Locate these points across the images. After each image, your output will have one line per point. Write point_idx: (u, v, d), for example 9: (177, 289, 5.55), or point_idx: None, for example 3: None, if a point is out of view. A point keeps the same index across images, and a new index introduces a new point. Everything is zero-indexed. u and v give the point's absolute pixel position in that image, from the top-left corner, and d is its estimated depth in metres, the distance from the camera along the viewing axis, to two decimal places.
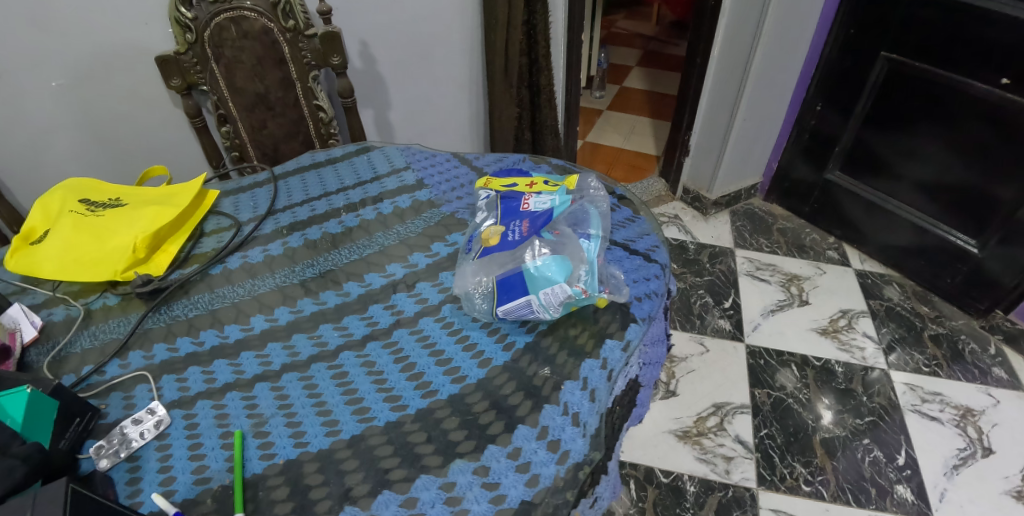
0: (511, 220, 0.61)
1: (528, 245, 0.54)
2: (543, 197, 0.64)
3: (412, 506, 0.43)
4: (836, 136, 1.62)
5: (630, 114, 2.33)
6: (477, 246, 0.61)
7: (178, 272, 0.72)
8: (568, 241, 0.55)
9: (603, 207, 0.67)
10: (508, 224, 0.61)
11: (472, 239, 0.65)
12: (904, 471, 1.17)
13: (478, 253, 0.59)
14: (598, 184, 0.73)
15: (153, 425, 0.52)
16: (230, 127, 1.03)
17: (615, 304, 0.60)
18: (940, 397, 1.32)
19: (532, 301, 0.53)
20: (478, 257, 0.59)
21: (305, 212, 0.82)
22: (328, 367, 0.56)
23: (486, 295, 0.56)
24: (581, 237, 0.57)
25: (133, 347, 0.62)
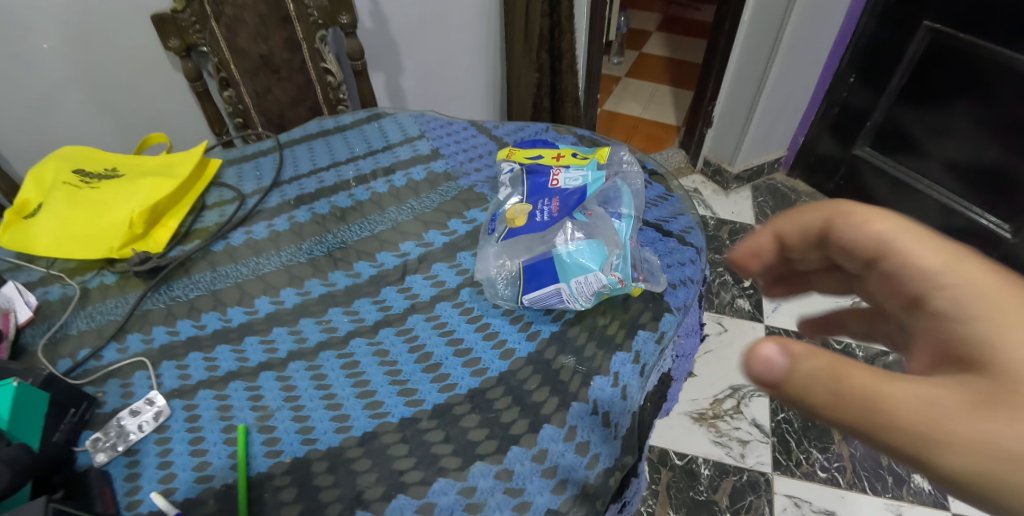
0: (539, 198, 0.56)
1: (559, 227, 0.51)
2: (573, 172, 0.59)
3: (428, 512, 0.40)
4: (866, 111, 1.48)
5: (649, 82, 2.21)
6: (500, 227, 0.57)
7: (178, 248, 0.68)
8: (600, 223, 0.51)
9: (637, 185, 0.62)
10: (536, 203, 0.56)
11: (495, 218, 0.60)
12: None
13: (503, 235, 0.55)
14: (631, 158, 0.67)
15: (152, 416, 0.51)
16: (232, 92, 0.96)
17: (648, 292, 0.56)
18: None
19: (563, 290, 0.48)
20: (501, 238, 0.56)
21: (312, 184, 0.77)
22: (338, 355, 0.53)
23: (510, 280, 0.54)
24: (612, 217, 0.52)
25: (131, 329, 0.60)
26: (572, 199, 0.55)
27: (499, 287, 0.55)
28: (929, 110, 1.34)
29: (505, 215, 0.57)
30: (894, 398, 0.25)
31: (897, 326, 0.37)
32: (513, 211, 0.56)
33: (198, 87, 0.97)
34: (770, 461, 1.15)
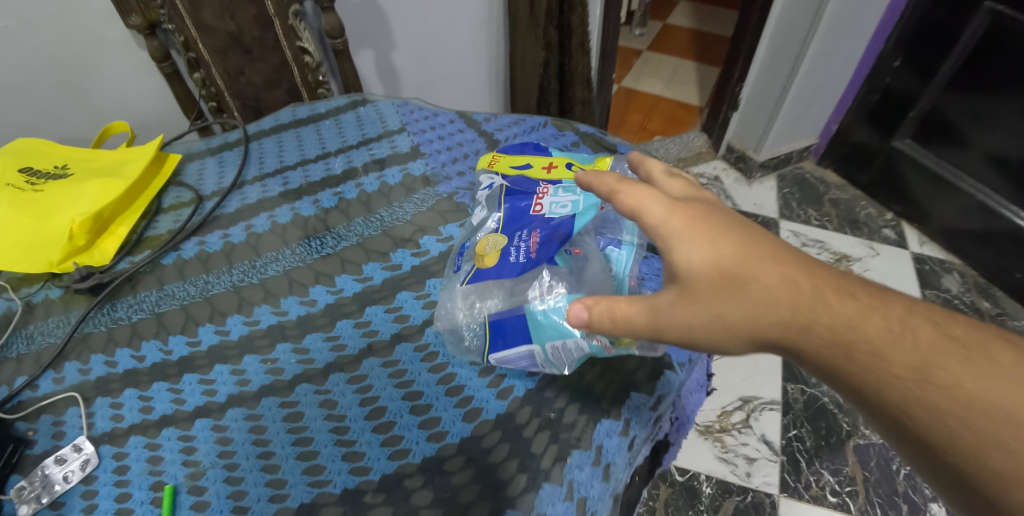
0: (517, 229, 0.48)
1: (535, 274, 0.44)
2: (562, 196, 0.50)
3: None
4: (911, 99, 1.31)
5: (673, 56, 2.03)
6: (469, 262, 0.49)
7: (127, 260, 0.61)
8: (589, 263, 0.45)
9: None
10: (513, 235, 0.47)
11: (462, 253, 0.51)
12: None
13: (470, 276, 0.46)
14: None
15: (79, 466, 0.46)
16: (202, 73, 0.88)
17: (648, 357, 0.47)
18: None
19: (536, 354, 0.42)
20: (468, 281, 0.46)
21: (276, 186, 0.69)
22: (281, 404, 0.46)
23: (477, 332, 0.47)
24: (608, 244, 0.47)
25: (70, 356, 0.54)
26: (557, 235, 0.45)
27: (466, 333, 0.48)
28: (978, 97, 1.18)
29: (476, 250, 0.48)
30: (638, 312, 0.36)
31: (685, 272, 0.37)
32: (484, 246, 0.48)
33: (166, 69, 0.88)
34: (778, 482, 1.08)
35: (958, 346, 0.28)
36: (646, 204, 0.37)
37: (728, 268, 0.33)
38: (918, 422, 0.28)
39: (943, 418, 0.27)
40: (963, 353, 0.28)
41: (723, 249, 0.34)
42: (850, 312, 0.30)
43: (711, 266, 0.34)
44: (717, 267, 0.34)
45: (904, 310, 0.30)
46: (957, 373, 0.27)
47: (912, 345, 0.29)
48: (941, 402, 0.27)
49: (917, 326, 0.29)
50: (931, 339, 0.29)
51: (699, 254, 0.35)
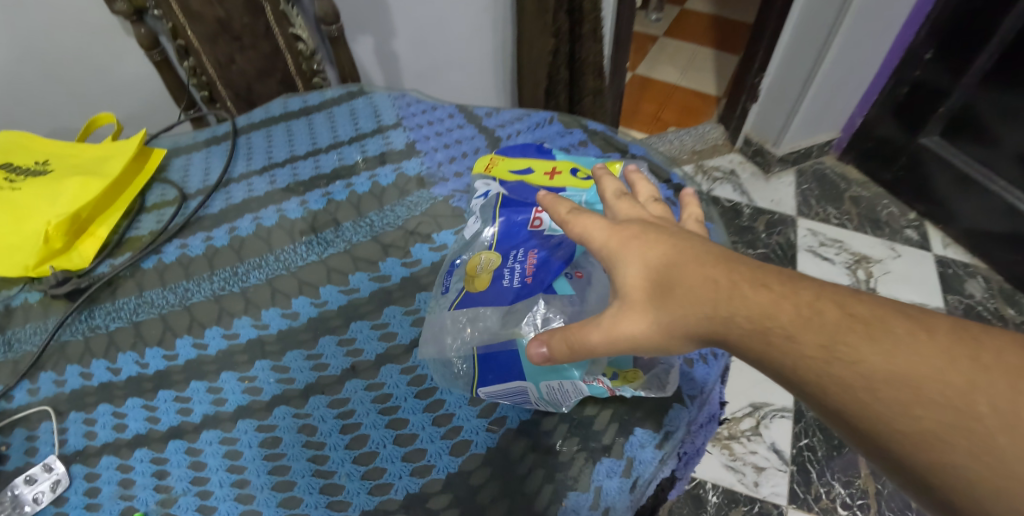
0: (512, 247, 0.45)
1: (529, 304, 0.41)
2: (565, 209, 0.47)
3: None
4: (942, 94, 1.23)
5: (690, 43, 1.94)
6: (456, 282, 0.46)
7: (107, 263, 0.59)
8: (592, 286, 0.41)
9: None
10: (507, 253, 0.45)
11: (451, 272, 0.48)
12: None
13: (457, 301, 0.44)
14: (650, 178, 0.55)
15: (50, 486, 0.43)
16: (194, 61, 0.83)
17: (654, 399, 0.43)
18: None
19: (530, 392, 0.39)
20: (455, 307, 0.44)
21: (263, 185, 0.66)
22: (258, 428, 0.44)
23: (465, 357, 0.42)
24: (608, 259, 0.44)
25: (45, 366, 0.52)
26: (553, 264, 0.43)
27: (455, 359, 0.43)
28: (1012, 95, 1.11)
29: (465, 268, 0.46)
30: (592, 330, 0.33)
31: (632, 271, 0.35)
32: (475, 264, 0.45)
33: (155, 56, 0.84)
34: (787, 493, 1.04)
35: (860, 315, 0.26)
36: (591, 227, 0.37)
37: (654, 271, 0.33)
38: (834, 400, 0.26)
39: (849, 395, 0.25)
40: (864, 323, 0.26)
41: (651, 253, 0.34)
42: (763, 297, 0.29)
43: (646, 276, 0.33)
44: (642, 270, 0.33)
45: (813, 290, 0.28)
46: (860, 347, 0.25)
47: (816, 325, 0.27)
48: (846, 378, 0.25)
49: (822, 306, 0.27)
50: (839, 315, 0.27)
51: (630, 262, 0.34)
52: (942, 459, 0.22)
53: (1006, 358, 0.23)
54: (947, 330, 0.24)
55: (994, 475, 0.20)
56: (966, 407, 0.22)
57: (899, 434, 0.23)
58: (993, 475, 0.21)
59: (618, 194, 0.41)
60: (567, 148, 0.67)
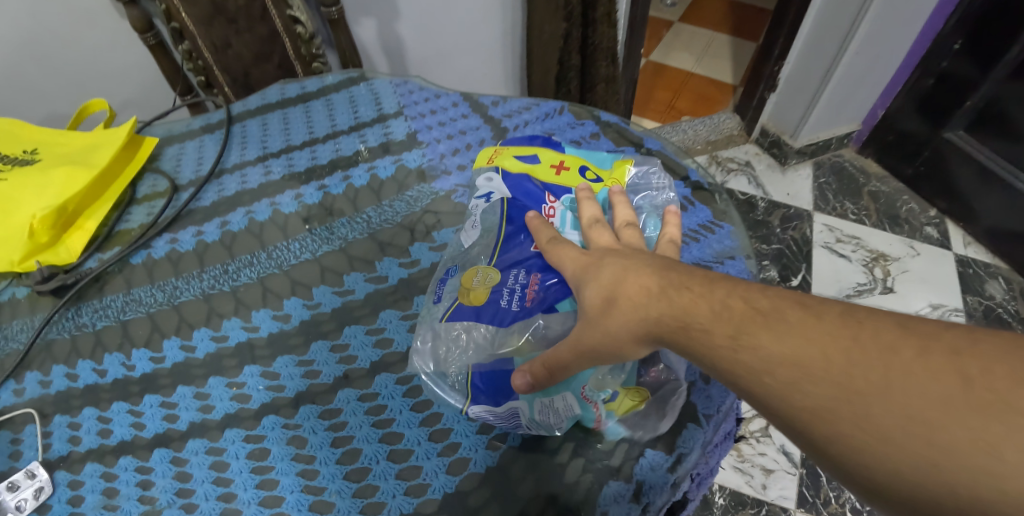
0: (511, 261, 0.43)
1: (527, 325, 0.39)
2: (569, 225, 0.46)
3: None
4: (969, 87, 1.17)
5: (706, 29, 1.87)
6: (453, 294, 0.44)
7: (96, 257, 0.57)
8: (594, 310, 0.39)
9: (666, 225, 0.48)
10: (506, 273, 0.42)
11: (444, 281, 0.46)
12: None
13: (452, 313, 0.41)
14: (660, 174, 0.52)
15: (33, 493, 0.41)
16: (189, 45, 0.80)
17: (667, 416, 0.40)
18: None
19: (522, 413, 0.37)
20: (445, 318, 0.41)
21: (257, 176, 0.63)
22: (246, 438, 0.41)
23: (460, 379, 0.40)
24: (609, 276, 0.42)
25: (31, 366, 0.50)
26: (552, 293, 0.40)
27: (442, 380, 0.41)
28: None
29: (461, 280, 0.43)
30: (562, 349, 0.34)
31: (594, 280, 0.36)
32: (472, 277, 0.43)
33: (149, 39, 0.81)
34: (794, 496, 1.00)
35: (763, 309, 0.26)
36: (567, 255, 0.39)
37: (602, 287, 0.34)
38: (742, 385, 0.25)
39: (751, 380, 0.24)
40: (766, 315, 0.25)
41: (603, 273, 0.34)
42: (690, 301, 0.28)
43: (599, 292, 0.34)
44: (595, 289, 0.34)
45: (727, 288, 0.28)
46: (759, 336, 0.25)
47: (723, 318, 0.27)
48: (748, 366, 0.25)
49: (732, 302, 0.27)
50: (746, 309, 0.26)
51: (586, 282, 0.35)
52: (835, 435, 0.21)
53: (891, 332, 0.21)
54: (838, 313, 0.23)
55: (877, 443, 0.20)
56: (847, 380, 0.21)
57: (800, 414, 0.22)
58: (879, 447, 0.20)
59: (595, 219, 0.43)
60: (577, 142, 0.63)
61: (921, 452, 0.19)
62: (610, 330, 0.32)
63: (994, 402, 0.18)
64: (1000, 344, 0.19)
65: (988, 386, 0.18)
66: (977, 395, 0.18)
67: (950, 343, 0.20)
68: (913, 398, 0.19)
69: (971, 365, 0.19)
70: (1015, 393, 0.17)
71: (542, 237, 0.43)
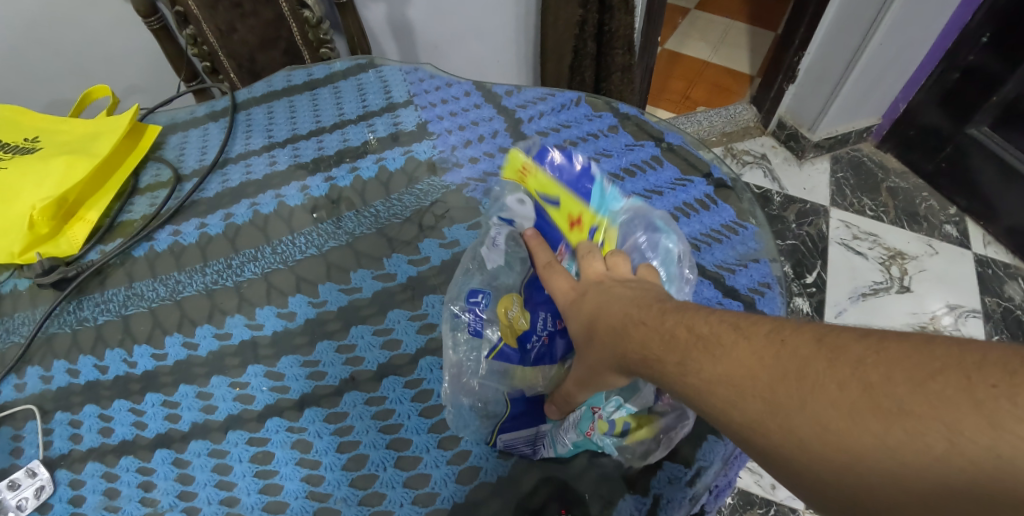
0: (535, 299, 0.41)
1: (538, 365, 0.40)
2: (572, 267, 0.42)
3: None
4: (997, 81, 1.12)
5: (723, 17, 1.82)
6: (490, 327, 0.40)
7: (98, 249, 0.56)
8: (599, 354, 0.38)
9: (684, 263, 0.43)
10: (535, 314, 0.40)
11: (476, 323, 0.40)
12: None
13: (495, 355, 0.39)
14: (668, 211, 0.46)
15: (33, 493, 0.41)
16: (193, 29, 0.77)
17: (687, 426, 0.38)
18: None
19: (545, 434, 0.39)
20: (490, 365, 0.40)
21: (262, 166, 0.61)
22: (249, 440, 0.40)
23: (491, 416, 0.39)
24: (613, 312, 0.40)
25: (32, 360, 0.49)
26: (557, 349, 0.40)
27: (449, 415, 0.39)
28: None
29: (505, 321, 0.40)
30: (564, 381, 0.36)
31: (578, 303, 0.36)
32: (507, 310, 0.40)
33: (153, 24, 0.78)
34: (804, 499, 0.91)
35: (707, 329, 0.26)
36: (558, 286, 0.39)
37: (586, 317, 0.35)
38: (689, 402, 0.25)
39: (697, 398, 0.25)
40: (703, 337, 0.26)
41: (585, 303, 0.35)
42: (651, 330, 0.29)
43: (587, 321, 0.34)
44: (580, 318, 0.35)
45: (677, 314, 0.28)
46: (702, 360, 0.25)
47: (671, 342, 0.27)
48: (694, 387, 0.25)
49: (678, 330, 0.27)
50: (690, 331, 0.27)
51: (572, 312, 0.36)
52: (769, 447, 0.22)
53: (809, 347, 0.22)
54: (766, 331, 0.24)
55: (803, 450, 0.20)
56: (773, 396, 0.22)
57: (739, 427, 0.23)
58: (803, 453, 0.20)
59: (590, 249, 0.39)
60: (593, 135, 0.61)
61: (837, 457, 0.19)
62: (595, 367, 0.33)
63: (893, 409, 0.18)
64: (896, 351, 0.19)
65: (886, 394, 0.19)
66: (878, 403, 0.19)
67: (858, 355, 0.20)
68: (827, 410, 0.20)
69: (871, 374, 0.19)
70: (910, 399, 0.18)
71: (538, 261, 0.41)
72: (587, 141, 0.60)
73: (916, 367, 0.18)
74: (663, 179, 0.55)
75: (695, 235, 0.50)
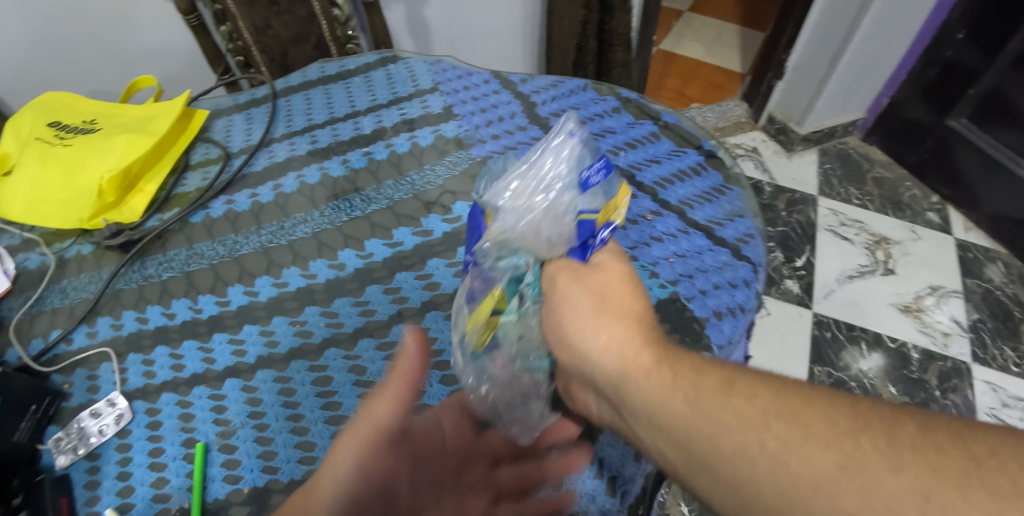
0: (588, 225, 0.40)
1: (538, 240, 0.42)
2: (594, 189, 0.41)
3: None
4: (972, 76, 1.19)
5: (716, 19, 1.91)
6: (595, 197, 0.42)
7: (156, 217, 0.62)
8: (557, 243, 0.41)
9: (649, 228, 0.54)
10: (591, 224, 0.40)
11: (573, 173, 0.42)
12: None
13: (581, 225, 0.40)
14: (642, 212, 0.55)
15: (114, 420, 0.47)
16: (230, 26, 0.84)
17: (683, 324, 0.46)
18: None
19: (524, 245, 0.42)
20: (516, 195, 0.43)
21: (305, 144, 0.68)
22: (310, 368, 0.47)
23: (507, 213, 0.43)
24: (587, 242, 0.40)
25: (102, 312, 0.55)
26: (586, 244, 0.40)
27: (502, 217, 0.42)
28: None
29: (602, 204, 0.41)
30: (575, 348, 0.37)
31: (604, 296, 0.37)
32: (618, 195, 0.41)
33: (192, 21, 0.87)
34: None
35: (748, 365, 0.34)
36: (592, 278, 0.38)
37: (601, 289, 0.37)
38: (691, 439, 0.31)
39: (729, 417, 0.30)
40: (762, 373, 0.32)
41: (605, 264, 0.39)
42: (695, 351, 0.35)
43: (619, 311, 0.36)
44: (594, 290, 0.37)
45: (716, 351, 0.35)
46: (761, 396, 0.30)
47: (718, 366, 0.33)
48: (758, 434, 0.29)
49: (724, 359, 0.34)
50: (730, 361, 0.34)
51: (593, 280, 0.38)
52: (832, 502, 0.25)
53: (863, 402, 0.29)
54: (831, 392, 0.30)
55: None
56: (853, 452, 0.26)
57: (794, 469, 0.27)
58: None
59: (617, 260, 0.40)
60: (599, 115, 0.68)
61: None
62: (599, 338, 0.35)
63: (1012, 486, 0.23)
64: (988, 433, 0.25)
65: (996, 467, 0.24)
66: (990, 480, 0.23)
67: (950, 430, 0.26)
68: None
69: (978, 447, 0.25)
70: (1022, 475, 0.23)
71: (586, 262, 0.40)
72: (594, 120, 0.67)
73: (1013, 445, 0.24)
74: (660, 151, 0.62)
75: (689, 196, 0.57)
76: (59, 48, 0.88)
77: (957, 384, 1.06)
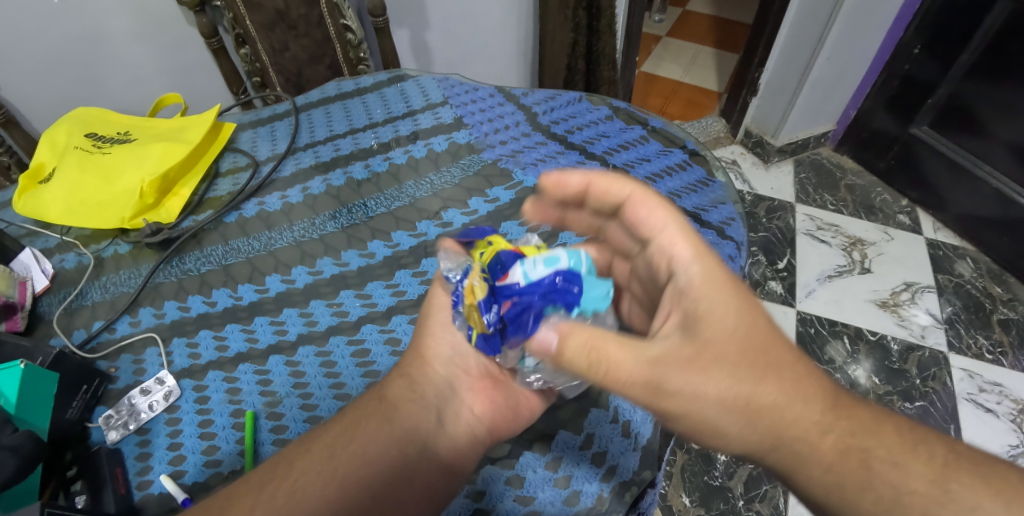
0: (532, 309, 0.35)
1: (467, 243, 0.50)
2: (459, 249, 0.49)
3: (477, 499, 0.42)
4: (930, 87, 1.31)
5: (692, 42, 2.05)
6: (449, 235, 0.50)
7: (191, 218, 0.67)
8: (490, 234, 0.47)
9: None
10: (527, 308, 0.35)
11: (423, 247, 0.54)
12: (917, 404, 1.08)
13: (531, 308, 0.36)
14: None
15: (163, 396, 0.50)
16: (250, 50, 0.92)
17: None
18: (1000, 388, 1.11)
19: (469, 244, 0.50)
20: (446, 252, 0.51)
21: (328, 151, 0.74)
22: (349, 342, 0.52)
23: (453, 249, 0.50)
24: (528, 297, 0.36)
25: (144, 303, 0.59)
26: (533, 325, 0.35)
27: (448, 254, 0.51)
28: (997, 86, 1.18)
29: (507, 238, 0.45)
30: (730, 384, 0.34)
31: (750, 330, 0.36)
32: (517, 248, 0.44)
33: (214, 44, 0.93)
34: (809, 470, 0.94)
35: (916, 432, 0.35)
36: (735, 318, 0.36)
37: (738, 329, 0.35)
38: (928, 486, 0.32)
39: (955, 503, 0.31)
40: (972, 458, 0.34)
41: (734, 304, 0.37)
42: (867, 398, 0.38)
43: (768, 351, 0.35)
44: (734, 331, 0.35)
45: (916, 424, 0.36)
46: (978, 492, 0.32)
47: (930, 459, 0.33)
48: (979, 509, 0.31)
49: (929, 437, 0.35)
50: (763, 382, 0.34)
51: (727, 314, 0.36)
52: None
53: None
54: None
55: None
56: None
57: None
58: None
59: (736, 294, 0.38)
60: (594, 123, 0.75)
61: None
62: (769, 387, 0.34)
63: None
64: None
65: None
66: None
67: None
68: None
69: None
70: None
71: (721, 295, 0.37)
72: (589, 127, 0.75)
73: None
74: (650, 151, 0.70)
75: (677, 187, 0.64)
76: (83, 69, 0.93)
77: (936, 372, 1.13)
